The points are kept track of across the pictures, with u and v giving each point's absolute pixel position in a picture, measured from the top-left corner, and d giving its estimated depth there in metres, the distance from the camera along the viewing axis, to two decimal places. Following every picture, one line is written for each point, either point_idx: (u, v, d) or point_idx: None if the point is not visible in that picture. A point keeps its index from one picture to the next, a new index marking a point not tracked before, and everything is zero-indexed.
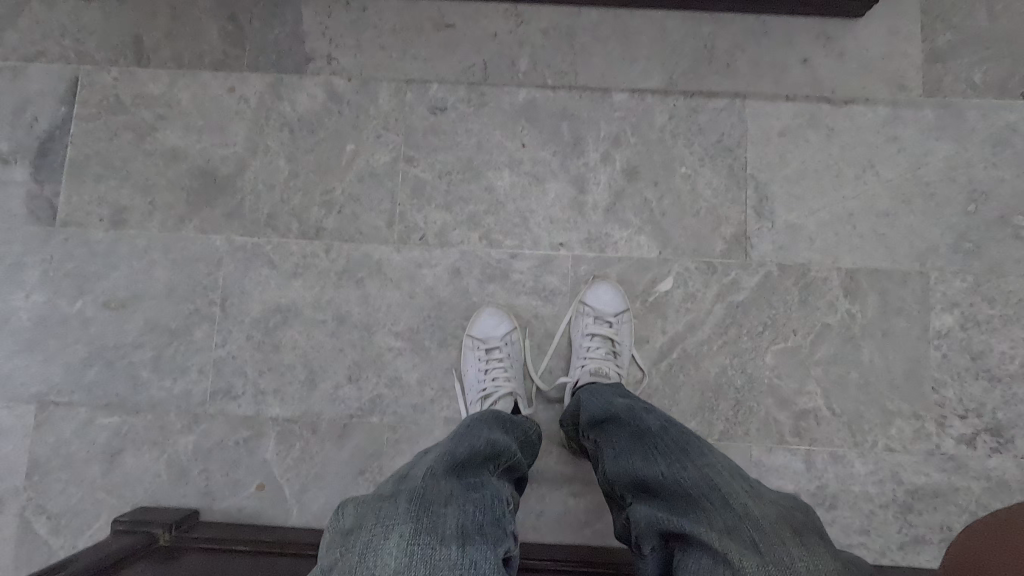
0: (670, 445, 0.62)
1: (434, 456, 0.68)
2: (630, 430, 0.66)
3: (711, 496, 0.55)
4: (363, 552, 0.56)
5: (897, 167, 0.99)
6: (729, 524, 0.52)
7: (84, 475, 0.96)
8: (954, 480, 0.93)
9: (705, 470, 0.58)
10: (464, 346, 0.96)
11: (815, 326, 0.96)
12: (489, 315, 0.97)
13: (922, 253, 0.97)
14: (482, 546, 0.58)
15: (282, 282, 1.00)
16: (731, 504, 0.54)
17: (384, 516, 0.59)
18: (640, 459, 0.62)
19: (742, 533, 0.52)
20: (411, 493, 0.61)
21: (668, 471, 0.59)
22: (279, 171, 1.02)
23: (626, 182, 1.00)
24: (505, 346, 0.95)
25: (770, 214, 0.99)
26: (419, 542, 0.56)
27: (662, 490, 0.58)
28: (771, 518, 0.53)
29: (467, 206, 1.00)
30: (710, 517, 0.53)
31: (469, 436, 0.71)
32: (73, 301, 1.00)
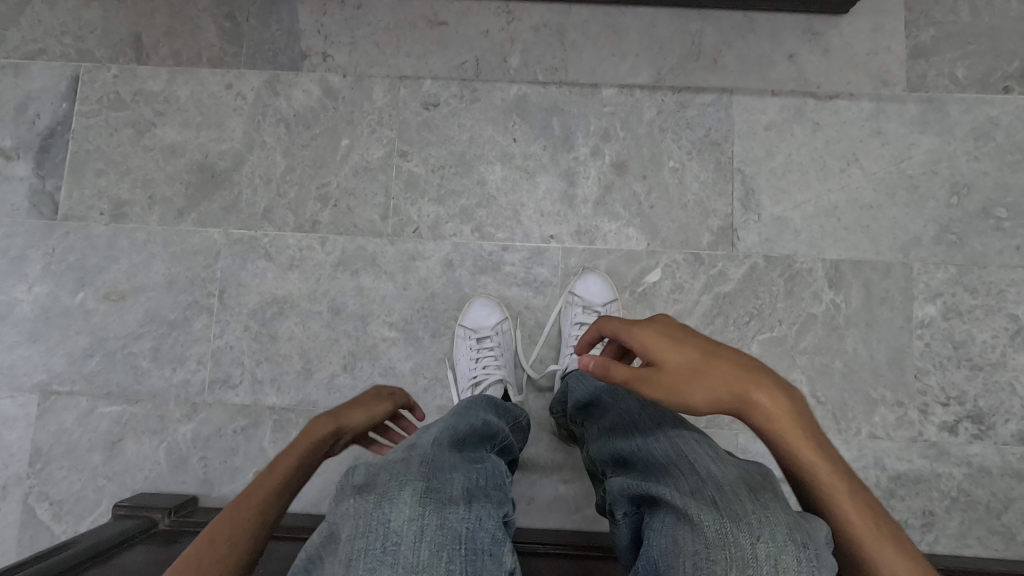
0: (645, 421, 0.62)
1: (438, 426, 0.63)
2: (612, 412, 0.67)
3: (678, 462, 0.55)
4: (376, 501, 0.50)
5: (882, 161, 1.01)
6: (691, 485, 0.52)
7: (86, 463, 0.99)
8: (936, 466, 0.95)
9: (675, 439, 0.58)
10: (456, 336, 0.98)
11: (801, 316, 0.98)
12: (481, 305, 0.99)
13: (905, 244, 0.99)
14: (489, 504, 0.53)
15: (279, 274, 1.02)
16: (696, 468, 0.53)
17: (397, 471, 0.53)
18: (619, 439, 0.63)
19: (703, 492, 0.51)
20: (421, 455, 0.56)
21: (641, 444, 0.59)
22: (275, 165, 1.04)
23: (616, 175, 1.02)
24: (496, 335, 0.97)
25: (756, 206, 1.01)
26: (431, 497, 0.52)
27: (636, 461, 0.58)
28: (731, 479, 0.52)
29: (459, 199, 1.03)
30: (674, 480, 0.53)
31: (467, 413, 0.68)
32: (74, 294, 1.02)
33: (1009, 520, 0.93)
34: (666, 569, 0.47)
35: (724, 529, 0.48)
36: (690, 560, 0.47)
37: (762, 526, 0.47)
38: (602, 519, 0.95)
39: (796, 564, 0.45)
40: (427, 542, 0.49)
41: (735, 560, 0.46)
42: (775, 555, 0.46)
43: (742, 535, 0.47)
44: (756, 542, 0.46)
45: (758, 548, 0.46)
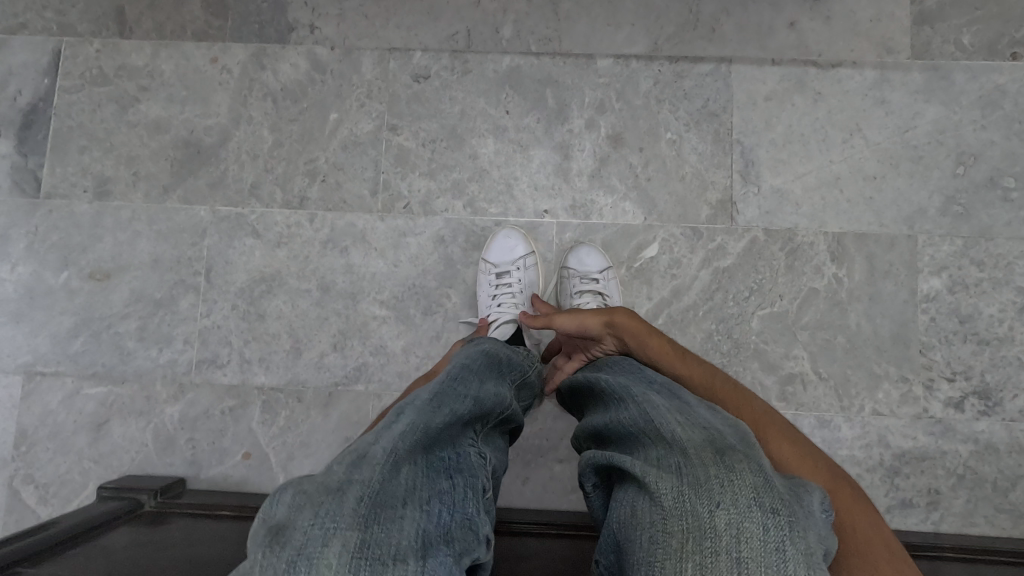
0: (615, 388, 0.60)
1: (403, 425, 0.55)
2: (592, 387, 0.65)
3: (644, 430, 0.52)
4: (292, 561, 0.44)
5: (885, 131, 0.98)
6: (654, 455, 0.49)
7: (72, 445, 0.97)
8: (941, 444, 0.92)
9: (644, 404, 0.55)
10: (478, 271, 0.96)
11: (802, 291, 0.96)
12: (506, 236, 0.97)
13: (910, 216, 0.97)
14: (447, 556, 0.47)
15: (266, 252, 1.00)
16: (662, 434, 0.51)
17: (326, 513, 0.47)
18: (599, 411, 0.61)
19: (666, 462, 0.48)
20: (362, 486, 0.49)
21: (613, 415, 0.57)
22: (262, 141, 1.02)
23: (611, 148, 0.99)
24: (518, 269, 0.94)
25: (756, 178, 0.98)
26: (366, 553, 0.45)
27: (609, 433, 0.57)
28: (696, 444, 0.49)
29: (451, 173, 1.00)
30: (642, 451, 0.51)
31: (445, 399, 0.59)
32: (58, 273, 1.00)
33: (1017, 498, 0.91)
34: (626, 540, 0.47)
35: (684, 499, 0.45)
36: (647, 530, 0.45)
37: (724, 493, 0.45)
38: None
39: (761, 532, 0.42)
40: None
41: (693, 531, 0.44)
42: (737, 523, 0.43)
43: (700, 502, 0.45)
44: (715, 510, 0.44)
45: (717, 516, 0.44)
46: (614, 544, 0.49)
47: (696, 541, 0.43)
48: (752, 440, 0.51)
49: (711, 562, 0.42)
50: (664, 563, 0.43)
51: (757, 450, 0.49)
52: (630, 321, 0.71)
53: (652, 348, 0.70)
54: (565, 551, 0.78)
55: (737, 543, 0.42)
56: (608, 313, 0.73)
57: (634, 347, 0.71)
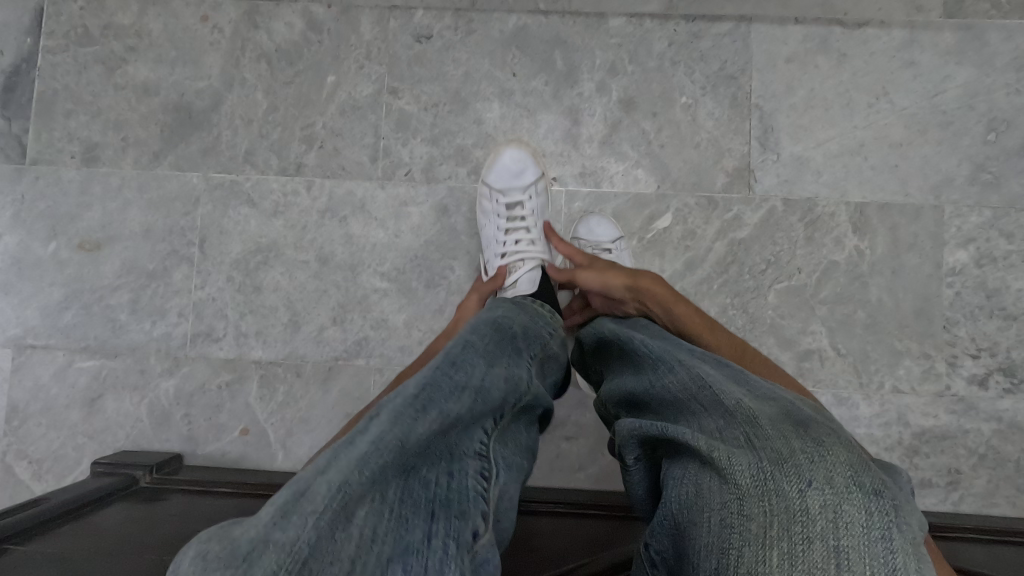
0: (652, 350, 0.56)
1: (371, 440, 0.41)
2: (619, 348, 0.60)
3: (698, 398, 0.48)
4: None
5: (913, 95, 0.93)
6: (718, 427, 0.46)
7: (65, 420, 0.94)
8: (963, 422, 0.89)
9: (692, 369, 0.51)
10: (485, 201, 0.90)
11: (822, 263, 0.92)
12: (513, 157, 0.90)
13: (937, 185, 0.92)
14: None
15: (262, 222, 0.95)
16: (721, 401, 0.47)
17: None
18: (631, 375, 0.57)
19: (734, 436, 0.45)
20: (287, 557, 0.36)
21: (653, 380, 0.53)
22: (257, 105, 0.97)
23: (623, 113, 0.94)
24: (529, 197, 0.89)
25: (775, 145, 0.94)
26: None
27: (649, 400, 0.53)
28: (767, 414, 0.45)
29: (454, 139, 0.95)
30: (700, 422, 0.47)
31: (434, 399, 0.45)
32: (46, 242, 0.96)
33: None
34: (692, 522, 0.44)
35: (762, 477, 0.42)
36: (718, 514, 0.42)
37: (815, 472, 0.41)
38: (607, 477, 0.90)
39: (862, 517, 0.39)
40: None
41: (778, 514, 0.40)
42: (832, 506, 0.40)
43: (784, 481, 0.41)
44: (806, 491, 0.40)
45: (808, 497, 0.40)
46: (674, 525, 0.46)
47: (784, 526, 0.40)
48: (821, 410, 0.47)
49: (804, 550, 0.39)
50: (746, 551, 0.40)
51: (830, 420, 0.46)
52: (656, 285, 0.70)
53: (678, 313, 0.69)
54: (573, 533, 0.75)
55: (834, 528, 0.39)
56: (633, 275, 0.72)
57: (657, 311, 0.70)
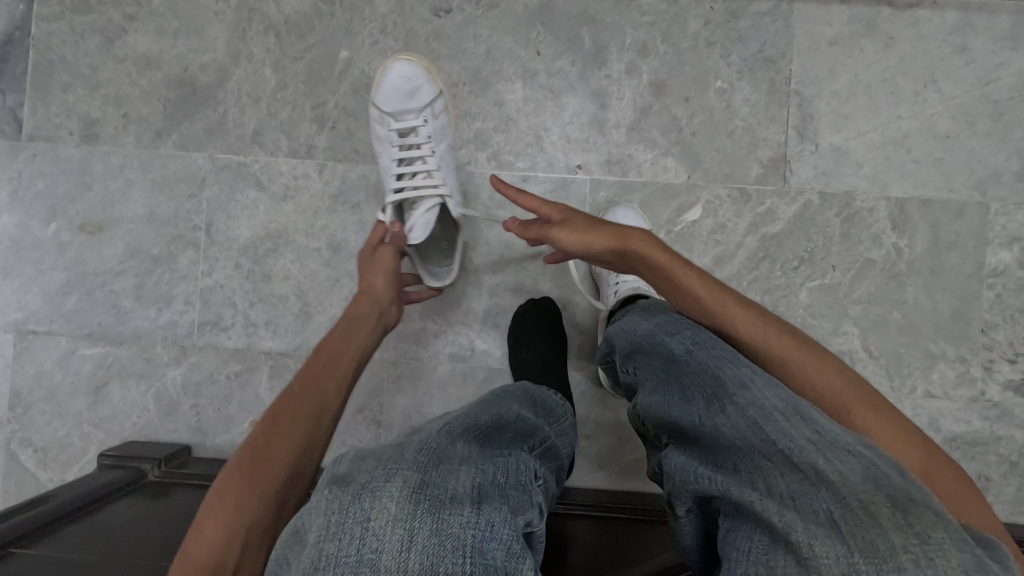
0: (700, 373, 0.50)
1: (453, 413, 0.52)
2: (658, 357, 0.56)
3: (761, 449, 0.42)
4: (354, 495, 0.40)
5: (963, 83, 0.87)
6: (789, 489, 0.39)
7: (70, 408, 0.91)
8: (996, 428, 0.86)
9: (751, 412, 0.44)
10: (377, 125, 0.83)
11: (857, 261, 0.88)
12: (404, 73, 0.81)
13: (983, 181, 0.87)
14: (503, 507, 0.42)
15: (271, 206, 0.91)
16: (791, 459, 0.40)
17: (388, 457, 0.44)
18: (677, 399, 0.51)
19: (812, 507, 0.38)
20: (420, 441, 0.46)
21: (705, 416, 0.47)
22: (265, 81, 0.91)
23: (653, 97, 0.89)
24: (426, 121, 0.82)
25: (814, 135, 0.88)
26: (425, 493, 0.41)
27: (701, 435, 0.47)
28: (853, 484, 0.38)
29: (474, 121, 0.90)
30: (766, 481, 0.40)
31: (498, 403, 0.55)
32: (45, 224, 0.92)
33: None
34: None
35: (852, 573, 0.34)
36: None
37: None
38: (628, 478, 0.87)
39: None
40: (416, 550, 0.38)
41: None
42: None
43: None
44: None
45: None
46: None
47: None
48: (920, 482, 0.39)
49: None
50: None
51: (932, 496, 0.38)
52: (649, 251, 0.60)
53: (682, 280, 0.59)
54: (601, 538, 0.73)
55: None
56: (622, 236, 0.61)
57: (654, 278, 0.61)
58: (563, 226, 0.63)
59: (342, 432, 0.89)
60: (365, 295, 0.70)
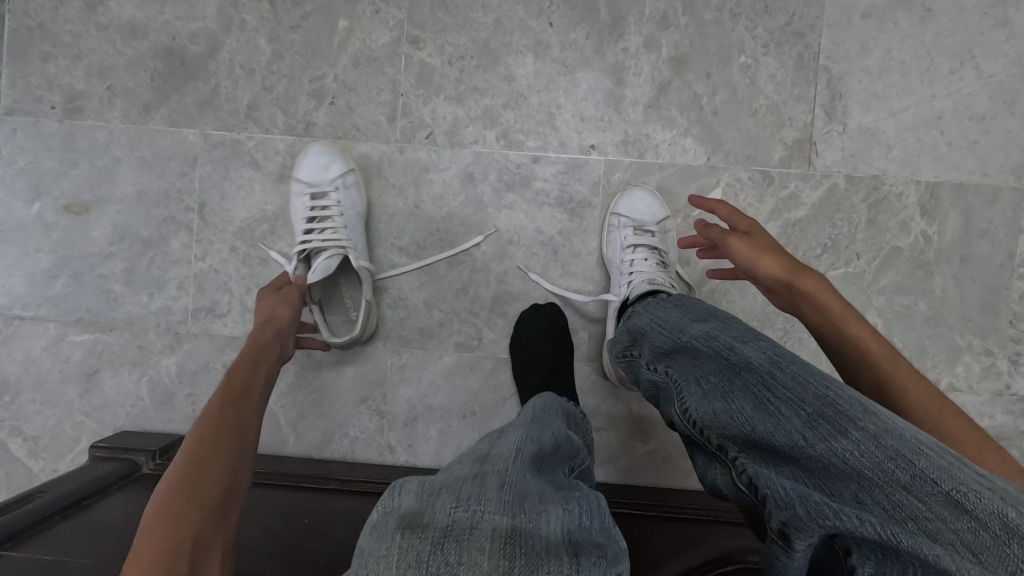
0: (796, 389, 0.43)
1: (515, 436, 0.48)
2: (717, 362, 0.50)
3: (910, 487, 0.34)
4: (438, 543, 0.36)
5: (1002, 60, 0.82)
6: (968, 542, 0.32)
7: (60, 396, 0.88)
8: (1021, 423, 0.84)
9: (883, 441, 0.37)
10: (292, 192, 0.84)
11: (883, 249, 0.83)
12: (320, 150, 0.84)
13: (1019, 165, 0.83)
14: (602, 560, 0.37)
15: (268, 186, 0.86)
16: (958, 501, 0.33)
17: (467, 494, 0.40)
18: (752, 409, 0.45)
19: (1007, 568, 0.30)
20: (500, 474, 0.42)
21: (812, 441, 0.40)
22: (259, 52, 0.85)
23: (673, 73, 0.84)
24: (336, 189, 0.82)
25: (842, 114, 0.84)
26: (519, 546, 0.36)
27: (807, 460, 0.40)
28: None
29: (482, 98, 0.85)
30: (927, 528, 0.33)
31: (545, 420, 0.52)
32: (29, 204, 0.87)
33: None
34: None
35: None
36: None
37: None
38: (641, 473, 0.84)
39: None
40: None
41: None
42: None
43: None
44: None
45: None
46: None
47: None
48: None
49: None
50: None
51: None
52: (820, 293, 0.55)
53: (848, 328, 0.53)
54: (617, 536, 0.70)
55: None
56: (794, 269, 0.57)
57: (815, 321, 0.55)
58: (744, 236, 0.60)
59: (346, 423, 0.86)
60: (268, 329, 0.69)
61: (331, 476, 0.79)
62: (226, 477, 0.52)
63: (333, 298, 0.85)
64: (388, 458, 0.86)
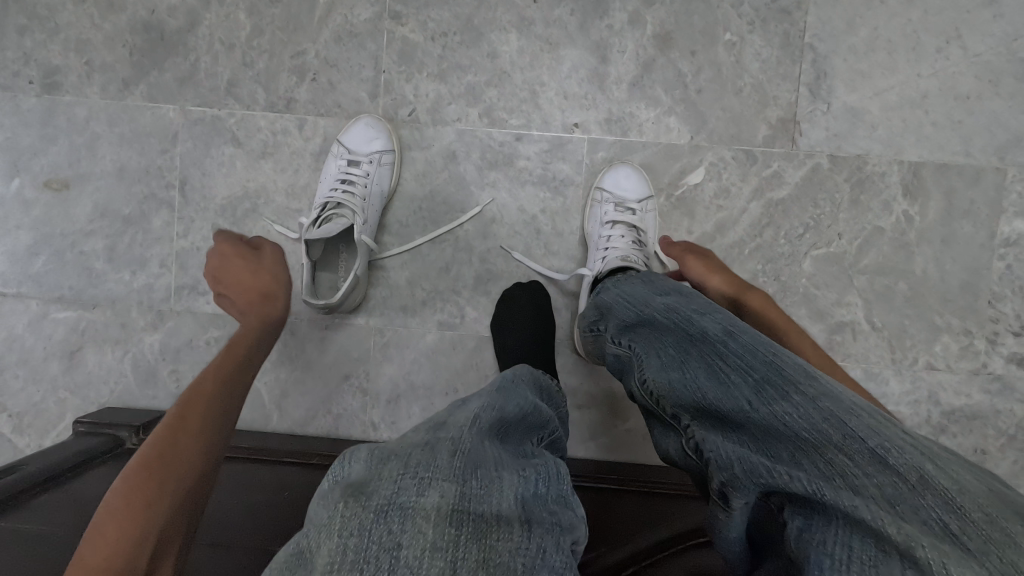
0: (745, 355, 0.44)
1: (478, 403, 0.47)
2: (675, 333, 0.50)
3: (842, 446, 0.37)
4: (379, 513, 0.35)
5: (989, 39, 0.81)
6: (888, 494, 0.34)
7: (44, 373, 0.88)
8: (997, 402, 0.84)
9: (823, 405, 0.39)
10: (331, 153, 0.84)
11: (865, 230, 0.84)
12: (370, 124, 0.84)
13: (1003, 145, 0.82)
14: (553, 529, 0.37)
15: (249, 164, 0.86)
16: (883, 457, 0.35)
17: (417, 463, 0.38)
18: (705, 375, 0.45)
19: (921, 517, 0.32)
20: (454, 441, 0.41)
21: (758, 406, 0.41)
22: (239, 27, 0.84)
23: (658, 51, 0.83)
24: (371, 164, 0.82)
25: (827, 93, 0.83)
26: (468, 513, 0.35)
27: (752, 425, 0.41)
28: (970, 491, 0.34)
29: (465, 75, 0.84)
30: (852, 482, 0.35)
31: (513, 390, 0.51)
32: (8, 181, 0.86)
33: None
34: None
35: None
36: None
37: None
38: (621, 450, 0.85)
39: None
40: None
41: None
42: None
43: None
44: None
45: None
46: None
47: None
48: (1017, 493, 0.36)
49: None
50: None
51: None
52: (763, 307, 0.65)
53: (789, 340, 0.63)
54: (595, 509, 0.71)
55: None
56: (740, 288, 0.66)
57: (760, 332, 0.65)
58: (699, 256, 0.70)
59: (328, 401, 0.86)
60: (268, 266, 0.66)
61: (313, 452, 0.80)
62: (215, 432, 0.51)
63: (330, 261, 0.84)
64: (372, 435, 0.86)
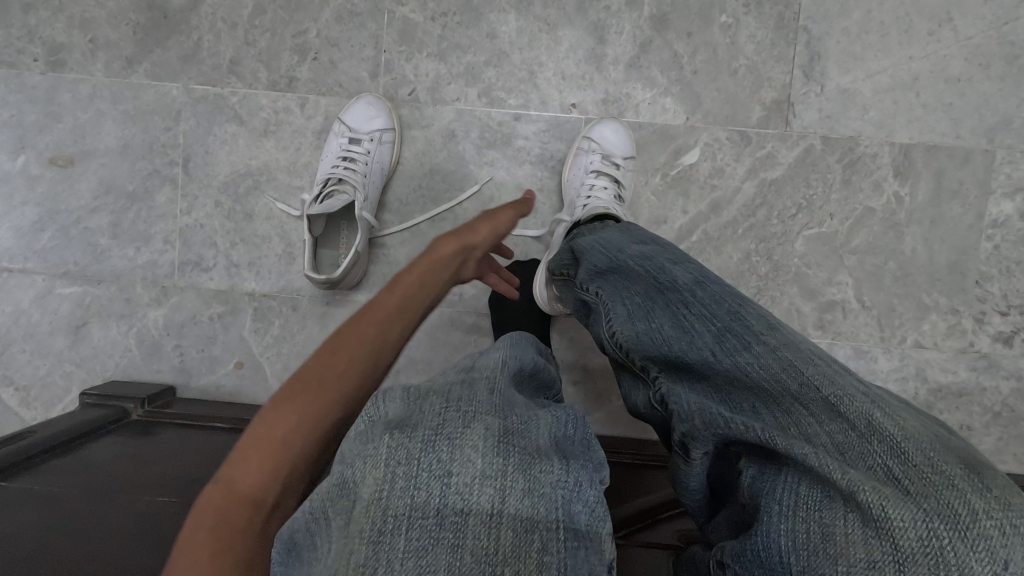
0: (711, 306, 0.48)
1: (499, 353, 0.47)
2: (645, 283, 0.53)
3: (797, 395, 0.40)
4: (429, 441, 0.35)
5: (980, 21, 0.83)
6: (837, 442, 0.37)
7: (49, 347, 0.90)
8: (982, 379, 0.86)
9: (782, 354, 0.42)
10: (332, 132, 0.86)
11: (856, 210, 0.85)
12: (370, 102, 0.85)
13: (992, 128, 0.84)
14: (587, 465, 0.38)
15: (251, 142, 0.87)
16: (833, 403, 0.38)
17: (459, 398, 0.38)
18: (670, 325, 0.48)
19: (867, 464, 0.35)
20: (489, 380, 0.42)
21: (729, 356, 0.44)
22: (241, 5, 0.85)
23: (654, 32, 0.84)
24: (370, 141, 0.83)
25: (821, 75, 0.84)
26: (514, 445, 0.36)
27: (715, 375, 0.44)
28: (917, 436, 0.36)
29: (464, 55, 0.85)
30: (805, 431, 0.38)
31: (523, 346, 0.52)
32: (13, 157, 0.88)
33: None
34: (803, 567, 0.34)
35: (932, 539, 0.31)
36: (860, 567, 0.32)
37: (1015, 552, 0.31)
38: (615, 425, 0.87)
39: None
40: (511, 515, 0.33)
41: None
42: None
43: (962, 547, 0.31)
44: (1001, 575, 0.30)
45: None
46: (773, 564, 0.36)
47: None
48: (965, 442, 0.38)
49: None
50: None
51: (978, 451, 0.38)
52: None
53: None
54: None
55: None
56: None
57: None
58: None
59: None
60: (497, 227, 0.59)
61: None
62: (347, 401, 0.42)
63: (331, 237, 0.85)
64: None
